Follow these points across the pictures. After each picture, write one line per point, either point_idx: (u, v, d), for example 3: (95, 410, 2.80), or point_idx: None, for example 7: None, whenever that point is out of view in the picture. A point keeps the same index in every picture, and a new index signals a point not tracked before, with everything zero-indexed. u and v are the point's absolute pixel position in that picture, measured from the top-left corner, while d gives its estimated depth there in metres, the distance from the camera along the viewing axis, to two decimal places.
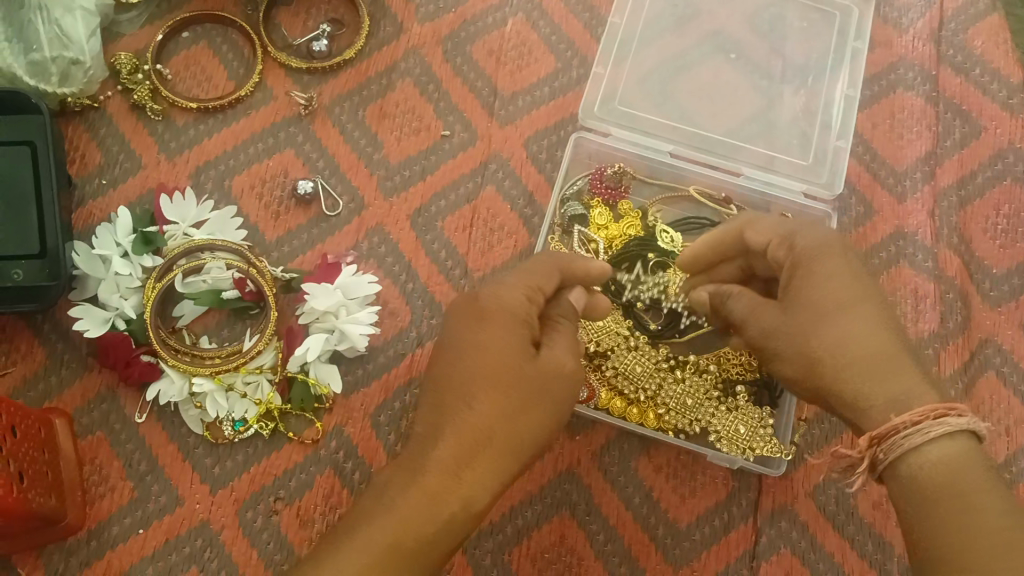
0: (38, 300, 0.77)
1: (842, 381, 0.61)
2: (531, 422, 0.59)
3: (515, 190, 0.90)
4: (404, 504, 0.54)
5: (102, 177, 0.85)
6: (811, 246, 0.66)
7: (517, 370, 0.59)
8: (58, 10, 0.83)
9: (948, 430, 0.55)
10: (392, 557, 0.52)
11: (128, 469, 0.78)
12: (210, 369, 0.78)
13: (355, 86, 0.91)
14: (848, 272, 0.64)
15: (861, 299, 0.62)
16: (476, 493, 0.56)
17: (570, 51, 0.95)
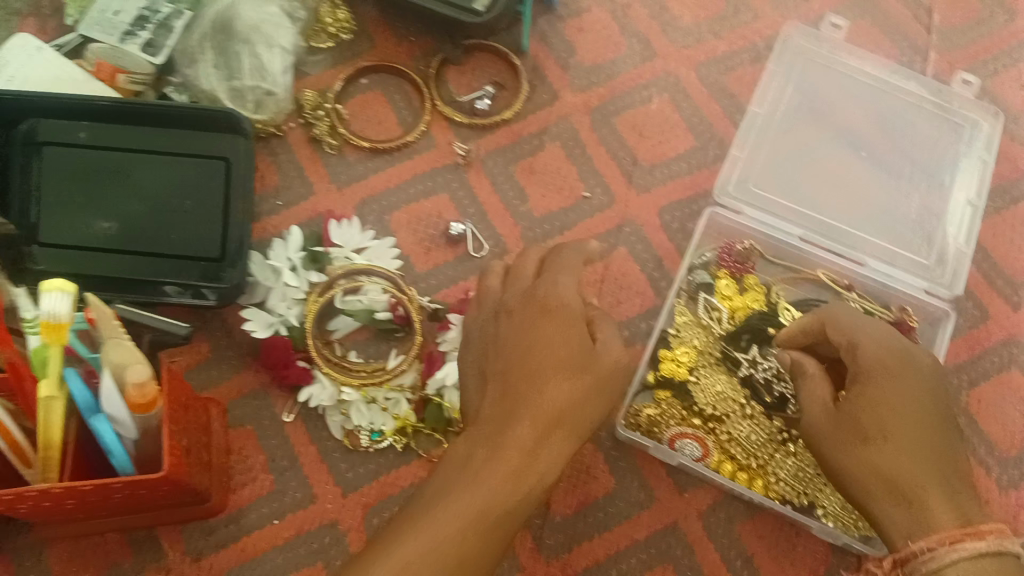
0: (219, 297, 0.86)
1: (867, 497, 0.64)
2: (595, 409, 0.62)
3: (646, 254, 0.96)
4: (482, 482, 0.56)
5: (278, 199, 0.95)
6: (875, 360, 0.68)
7: (580, 359, 0.62)
8: (261, 46, 0.93)
9: (966, 554, 0.57)
10: (480, 525, 0.54)
11: (270, 463, 0.85)
12: (358, 381, 0.85)
13: (509, 143, 0.99)
14: (902, 392, 0.65)
15: (903, 423, 0.64)
16: (550, 471, 0.58)
17: (709, 133, 1.01)
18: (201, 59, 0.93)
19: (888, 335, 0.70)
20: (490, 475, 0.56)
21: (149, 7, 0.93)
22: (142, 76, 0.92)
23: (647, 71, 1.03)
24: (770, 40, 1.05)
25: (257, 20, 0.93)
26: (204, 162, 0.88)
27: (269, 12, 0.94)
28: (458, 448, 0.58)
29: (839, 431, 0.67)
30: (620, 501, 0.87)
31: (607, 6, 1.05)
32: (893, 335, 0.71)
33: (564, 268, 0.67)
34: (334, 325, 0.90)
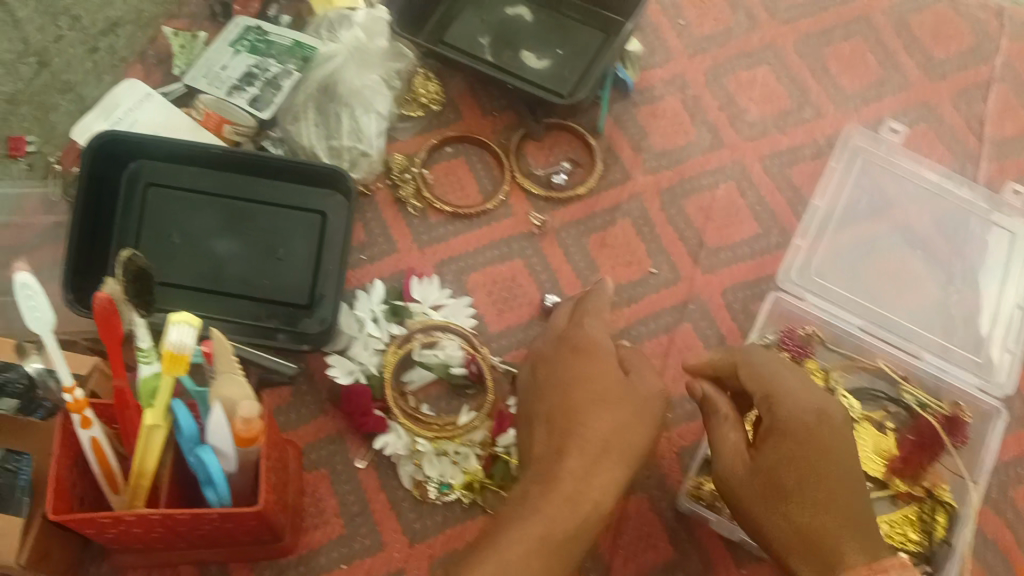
0: (312, 342, 0.89)
1: (785, 548, 0.69)
2: (638, 430, 0.77)
3: (710, 330, 1.00)
4: (548, 506, 0.69)
5: (363, 253, 0.99)
6: (799, 421, 0.71)
7: (616, 395, 0.78)
8: (361, 110, 0.98)
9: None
10: (544, 547, 0.67)
11: (341, 507, 0.88)
12: (431, 433, 0.88)
13: (583, 216, 1.04)
14: (823, 449, 0.69)
15: (827, 484, 0.68)
16: (602, 495, 0.72)
17: (772, 221, 1.06)
18: (303, 118, 0.98)
19: (801, 384, 0.75)
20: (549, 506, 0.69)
21: (257, 64, 1.00)
22: (246, 128, 0.97)
23: (715, 158, 1.09)
24: (831, 138, 1.12)
25: (360, 87, 0.98)
26: (301, 215, 0.92)
27: (371, 80, 0.99)
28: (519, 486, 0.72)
29: (765, 489, 0.70)
30: (678, 570, 0.89)
31: (679, 96, 1.12)
32: (808, 389, 0.74)
33: (593, 315, 0.86)
34: (409, 377, 0.93)
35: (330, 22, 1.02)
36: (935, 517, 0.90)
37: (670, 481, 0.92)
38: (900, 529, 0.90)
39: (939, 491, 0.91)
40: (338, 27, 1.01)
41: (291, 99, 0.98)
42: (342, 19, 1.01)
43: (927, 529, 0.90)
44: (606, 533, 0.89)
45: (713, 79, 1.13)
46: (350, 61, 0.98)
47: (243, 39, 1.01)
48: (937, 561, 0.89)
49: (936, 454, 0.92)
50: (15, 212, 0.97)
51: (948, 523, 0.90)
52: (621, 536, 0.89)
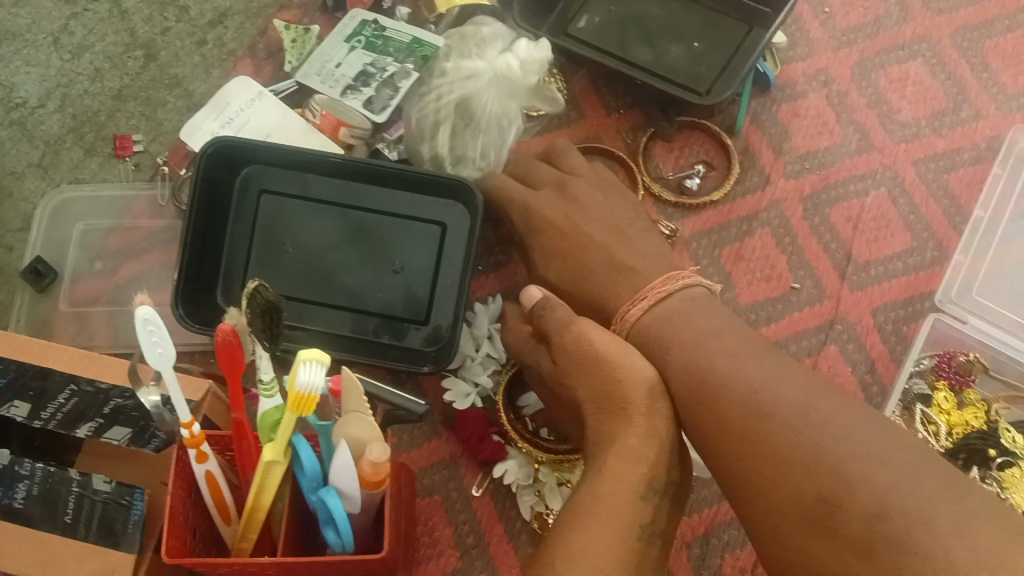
0: (435, 361, 0.83)
1: (688, 368, 0.70)
2: (605, 370, 0.71)
3: (858, 355, 0.91)
4: (599, 479, 0.65)
5: (480, 263, 0.93)
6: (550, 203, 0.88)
7: (592, 352, 0.73)
8: (495, 135, 0.90)
9: (646, 305, 0.78)
10: (616, 515, 0.62)
11: (456, 538, 0.82)
12: (552, 460, 0.82)
13: (716, 225, 0.96)
14: (585, 237, 0.86)
15: (585, 257, 0.86)
16: (641, 442, 0.67)
17: (928, 234, 0.96)
18: (433, 135, 0.88)
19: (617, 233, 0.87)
20: (607, 470, 0.65)
21: (374, 63, 0.93)
22: (361, 131, 0.91)
23: (864, 162, 0.99)
24: (994, 141, 1.01)
25: (498, 109, 0.89)
26: (419, 226, 0.86)
27: (510, 109, 0.90)
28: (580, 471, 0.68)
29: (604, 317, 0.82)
30: None
31: (822, 92, 1.02)
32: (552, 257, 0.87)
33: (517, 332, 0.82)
34: (526, 400, 0.87)
35: (479, 37, 0.91)
36: None
37: None
38: None
39: None
40: (489, 44, 0.90)
41: (421, 110, 0.89)
42: (493, 37, 0.90)
43: None
44: None
45: (861, 74, 1.03)
46: (495, 83, 0.88)
47: (359, 35, 0.95)
48: None
49: None
50: (123, 215, 0.94)
51: None
52: None
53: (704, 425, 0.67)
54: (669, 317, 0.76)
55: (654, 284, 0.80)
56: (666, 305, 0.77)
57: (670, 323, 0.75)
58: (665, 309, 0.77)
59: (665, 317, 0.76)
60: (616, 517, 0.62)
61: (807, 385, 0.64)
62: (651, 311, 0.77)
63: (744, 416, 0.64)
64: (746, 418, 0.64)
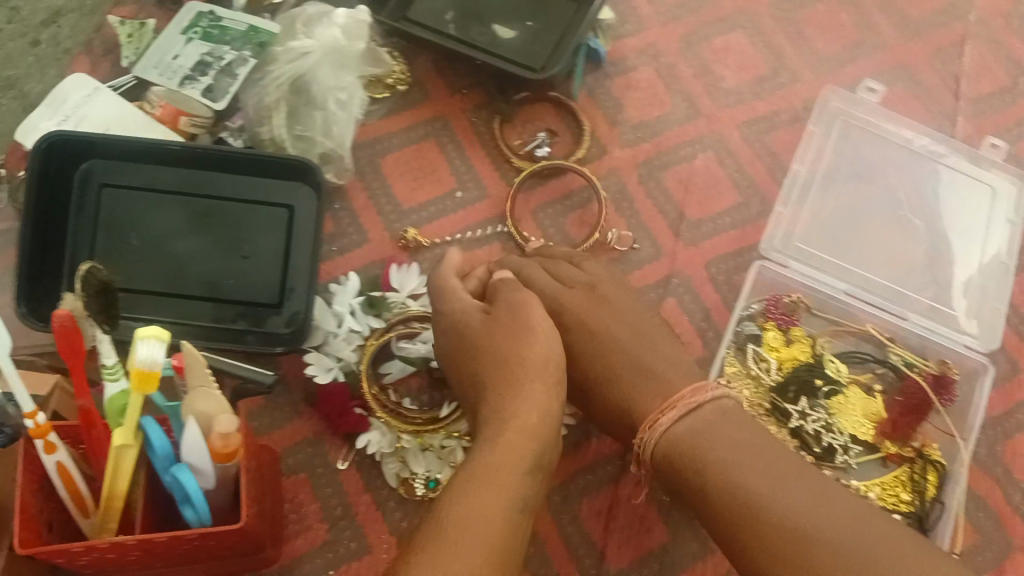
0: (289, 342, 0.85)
1: (721, 477, 0.71)
2: (516, 342, 0.75)
3: (695, 306, 0.98)
4: (493, 454, 0.67)
5: (332, 245, 0.94)
6: (582, 303, 0.86)
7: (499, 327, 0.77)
8: (337, 114, 0.92)
9: (677, 415, 0.75)
10: (501, 484, 0.65)
11: (324, 512, 0.84)
12: (413, 428, 0.85)
13: (560, 195, 1.01)
14: (623, 334, 0.83)
15: (607, 352, 0.83)
16: (535, 420, 0.71)
17: (753, 189, 1.04)
18: (273, 114, 0.91)
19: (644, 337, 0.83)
20: (503, 444, 0.68)
21: (211, 52, 0.95)
22: (202, 120, 0.92)
23: (692, 128, 1.06)
24: (809, 102, 1.09)
25: (334, 87, 0.92)
26: (267, 210, 0.88)
27: (347, 81, 0.93)
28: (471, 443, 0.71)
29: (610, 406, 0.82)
30: (674, 552, 0.87)
31: (652, 65, 1.08)
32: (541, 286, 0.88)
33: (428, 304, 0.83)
34: (387, 369, 0.89)
35: (307, 16, 0.93)
36: (926, 477, 0.89)
37: None
38: (893, 492, 0.89)
39: (928, 451, 0.91)
40: (315, 22, 0.92)
41: (261, 97, 0.91)
42: (321, 14, 0.93)
43: (919, 489, 0.89)
44: (598, 520, 0.88)
45: (686, 46, 1.10)
46: (327, 61, 0.91)
47: (195, 26, 0.96)
48: (932, 523, 0.88)
49: (925, 416, 0.92)
50: None
51: (939, 482, 0.89)
52: (613, 521, 0.88)
53: (736, 537, 0.69)
54: (699, 432, 0.74)
55: (682, 391, 0.77)
56: (697, 415, 0.75)
57: (706, 440, 0.73)
58: (691, 418, 0.75)
59: (698, 429, 0.74)
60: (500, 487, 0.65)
61: (838, 506, 0.68)
62: (681, 423, 0.75)
63: (785, 534, 0.66)
64: (784, 535, 0.66)
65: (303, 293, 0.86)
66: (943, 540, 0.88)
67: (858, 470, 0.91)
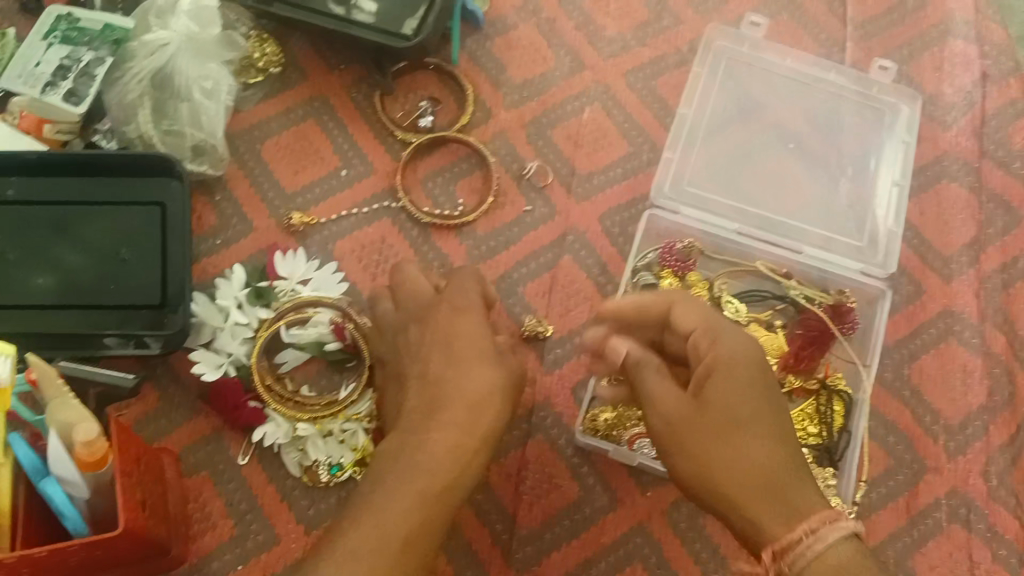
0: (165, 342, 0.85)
1: None
2: (479, 353, 0.75)
3: (591, 259, 0.97)
4: (431, 462, 0.69)
5: (217, 238, 0.94)
6: (732, 357, 0.67)
7: (459, 335, 0.76)
8: (205, 104, 0.92)
9: (844, 534, 0.60)
10: (426, 498, 0.67)
11: (229, 507, 0.85)
12: (309, 416, 0.85)
13: (448, 163, 1.00)
14: (766, 407, 0.66)
15: (739, 411, 0.65)
16: (479, 450, 0.72)
17: (642, 137, 1.03)
18: (139, 112, 0.91)
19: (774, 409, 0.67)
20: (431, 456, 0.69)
21: (69, 56, 0.92)
22: (69, 125, 0.91)
23: (577, 83, 1.05)
24: (693, 42, 1.08)
25: (197, 77, 0.92)
26: (139, 210, 0.87)
27: (210, 70, 0.93)
28: (398, 442, 0.71)
29: (716, 466, 0.64)
30: (586, 506, 0.87)
31: (532, 21, 1.07)
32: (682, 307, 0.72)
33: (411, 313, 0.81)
34: (282, 358, 0.88)
35: (158, 7, 0.93)
36: (832, 407, 0.90)
37: (566, 418, 0.90)
38: (799, 426, 0.90)
39: (832, 381, 0.92)
40: (169, 14, 0.92)
41: (121, 95, 0.91)
42: (170, 3, 0.92)
43: (826, 421, 0.90)
44: (508, 483, 0.87)
45: None
46: (186, 50, 0.91)
47: (54, 30, 0.93)
48: (841, 451, 0.89)
49: (826, 346, 0.92)
50: None
51: (845, 411, 0.90)
52: (524, 483, 0.87)
53: None
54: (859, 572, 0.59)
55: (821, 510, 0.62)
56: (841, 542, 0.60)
57: None
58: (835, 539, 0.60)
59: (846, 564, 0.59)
60: (419, 498, 0.67)
61: None
62: (841, 546, 0.60)
63: None
64: None
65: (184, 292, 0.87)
66: (854, 466, 0.89)
67: None
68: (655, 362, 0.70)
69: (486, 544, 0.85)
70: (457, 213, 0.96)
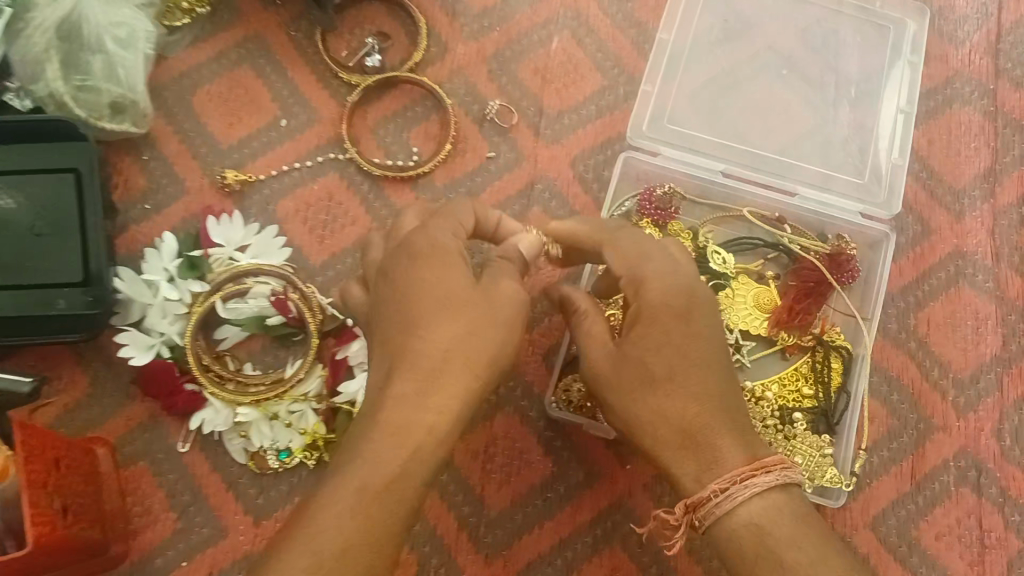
0: (86, 328, 0.77)
1: None
2: (448, 313, 0.59)
3: (562, 210, 0.88)
4: (371, 448, 0.55)
5: (146, 202, 0.85)
6: (659, 302, 0.60)
7: (422, 288, 0.60)
8: (120, 54, 0.82)
9: (760, 490, 0.56)
10: (373, 489, 0.53)
11: (171, 499, 0.78)
12: (251, 398, 0.77)
13: (400, 106, 0.90)
14: (694, 351, 0.60)
15: (659, 357, 0.59)
16: (438, 419, 0.56)
17: (617, 69, 0.93)
18: (47, 67, 0.80)
19: (702, 348, 0.60)
20: (373, 441, 0.55)
21: None
22: None
23: (543, 9, 0.93)
24: None
25: (108, 24, 0.81)
26: (52, 177, 0.78)
27: (123, 16, 0.82)
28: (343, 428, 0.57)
29: (631, 419, 0.60)
30: (560, 483, 0.80)
31: None
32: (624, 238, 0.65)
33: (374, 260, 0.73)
34: (221, 335, 0.80)
35: None
36: (830, 366, 0.82)
37: (537, 387, 0.82)
38: (793, 387, 0.82)
39: (830, 337, 0.83)
40: None
41: (25, 48, 0.79)
42: None
43: (822, 381, 0.81)
44: (473, 462, 0.79)
45: None
46: None
47: None
48: (838, 415, 0.80)
49: (824, 298, 0.83)
50: None
51: (844, 369, 0.82)
52: (492, 461, 0.80)
53: None
54: (770, 529, 0.56)
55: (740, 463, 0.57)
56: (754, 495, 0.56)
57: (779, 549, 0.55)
58: (745, 498, 0.56)
59: (761, 523, 0.56)
60: (362, 502, 0.52)
61: None
62: (755, 504, 0.57)
63: None
64: None
65: (109, 267, 0.79)
66: (853, 431, 0.80)
67: (754, 368, 0.84)
68: (582, 306, 0.65)
69: (451, 530, 0.78)
70: (411, 163, 0.87)
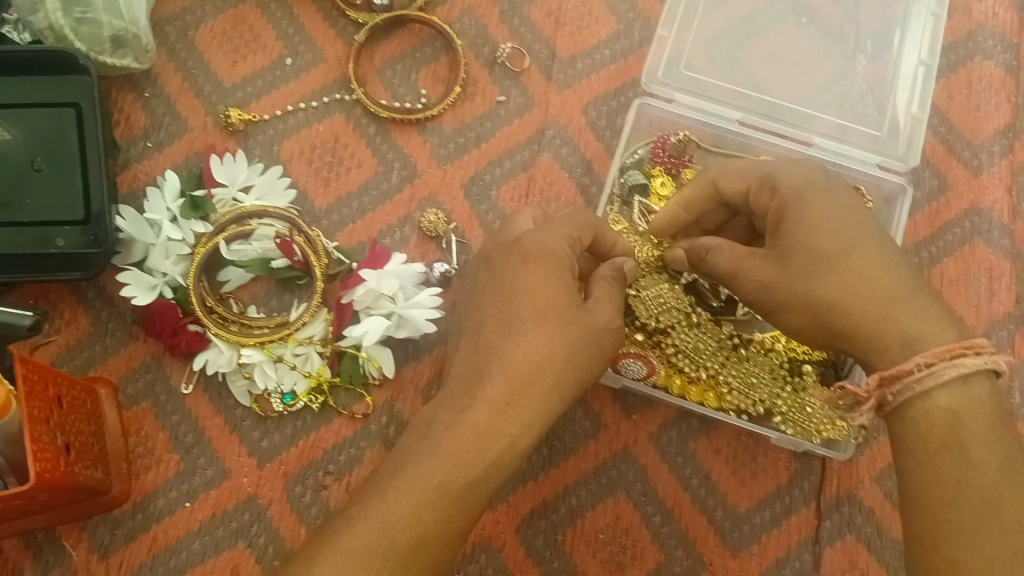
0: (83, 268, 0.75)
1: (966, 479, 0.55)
2: (572, 328, 0.59)
3: (573, 158, 0.86)
4: (451, 444, 0.55)
5: (148, 140, 0.83)
6: (798, 188, 0.64)
7: (539, 290, 0.59)
8: None
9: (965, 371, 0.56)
10: (441, 498, 0.54)
11: (174, 441, 0.77)
12: (256, 340, 0.76)
13: (409, 48, 0.87)
14: (856, 232, 0.62)
15: (826, 238, 0.62)
16: (523, 433, 0.57)
17: (632, 12, 0.90)
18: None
19: (859, 232, 0.62)
20: (450, 434, 0.56)
21: None
22: None
23: None
24: None
25: None
26: (54, 112, 0.76)
27: None
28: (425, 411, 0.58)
29: (813, 301, 0.62)
30: (566, 433, 0.79)
31: None
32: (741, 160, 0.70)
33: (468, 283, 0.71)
34: (224, 277, 0.79)
35: None
36: None
37: None
38: None
39: None
40: None
41: None
42: None
43: None
44: None
45: None
46: None
47: None
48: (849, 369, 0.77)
49: None
50: None
51: None
52: None
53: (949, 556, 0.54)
54: (968, 415, 0.56)
55: (943, 347, 0.57)
56: (958, 383, 0.57)
57: (971, 439, 0.55)
58: (948, 383, 0.57)
59: (959, 409, 0.56)
60: (428, 505, 0.54)
61: None
62: (958, 387, 0.57)
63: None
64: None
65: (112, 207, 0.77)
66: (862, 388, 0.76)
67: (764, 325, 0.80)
68: (716, 243, 0.68)
69: None
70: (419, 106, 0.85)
